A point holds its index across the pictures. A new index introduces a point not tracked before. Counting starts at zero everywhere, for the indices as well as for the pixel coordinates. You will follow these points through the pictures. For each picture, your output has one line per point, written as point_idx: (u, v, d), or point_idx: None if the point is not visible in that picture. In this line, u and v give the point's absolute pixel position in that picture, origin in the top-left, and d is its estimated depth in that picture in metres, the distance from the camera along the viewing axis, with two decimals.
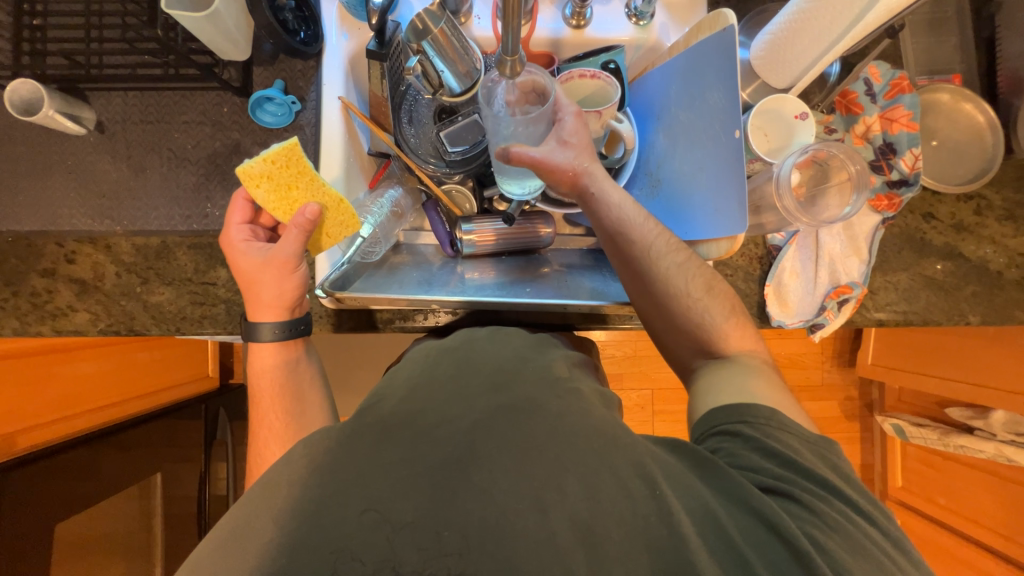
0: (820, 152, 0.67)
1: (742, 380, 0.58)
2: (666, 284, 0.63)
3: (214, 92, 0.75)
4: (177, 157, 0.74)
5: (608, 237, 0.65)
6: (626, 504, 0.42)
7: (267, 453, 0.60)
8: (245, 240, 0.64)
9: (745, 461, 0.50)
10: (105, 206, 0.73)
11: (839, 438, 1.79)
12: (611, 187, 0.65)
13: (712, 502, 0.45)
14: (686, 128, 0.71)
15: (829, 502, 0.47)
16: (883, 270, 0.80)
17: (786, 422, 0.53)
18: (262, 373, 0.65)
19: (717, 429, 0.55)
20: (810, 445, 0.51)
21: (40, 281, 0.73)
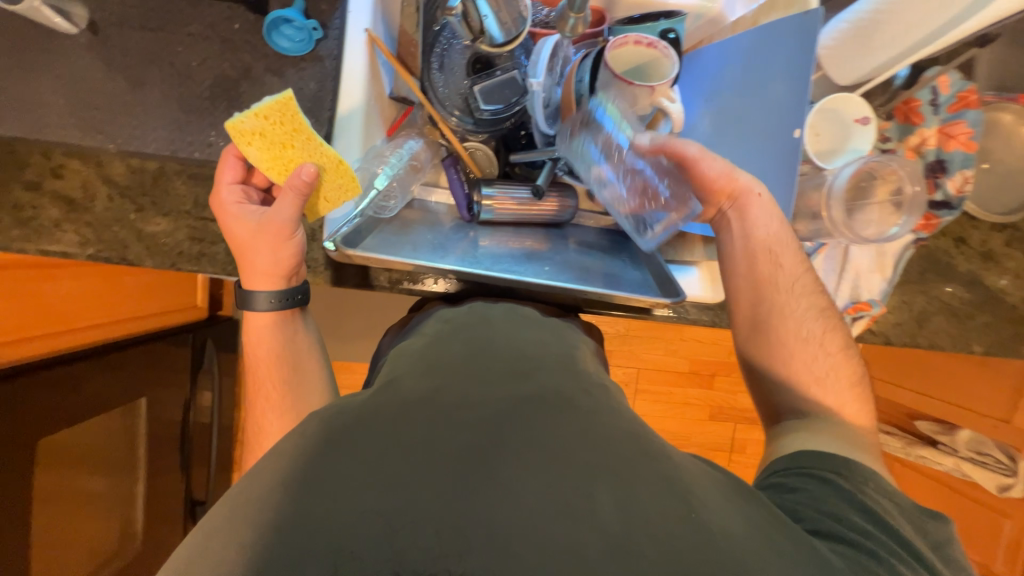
0: (876, 166, 0.63)
1: (837, 433, 0.54)
2: (794, 321, 0.60)
3: (225, 4, 0.66)
4: (180, 73, 0.67)
5: (749, 257, 0.62)
6: (668, 517, 0.37)
7: (263, 422, 0.59)
8: (237, 202, 0.60)
9: (829, 507, 0.46)
10: (97, 119, 0.66)
11: None
12: (769, 210, 0.60)
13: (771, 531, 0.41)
14: (738, 117, 0.66)
15: (894, 553, 0.42)
16: (902, 289, 0.79)
17: (879, 485, 0.49)
18: (257, 342, 0.63)
19: (803, 470, 0.51)
20: (906, 513, 0.47)
21: (22, 194, 0.67)
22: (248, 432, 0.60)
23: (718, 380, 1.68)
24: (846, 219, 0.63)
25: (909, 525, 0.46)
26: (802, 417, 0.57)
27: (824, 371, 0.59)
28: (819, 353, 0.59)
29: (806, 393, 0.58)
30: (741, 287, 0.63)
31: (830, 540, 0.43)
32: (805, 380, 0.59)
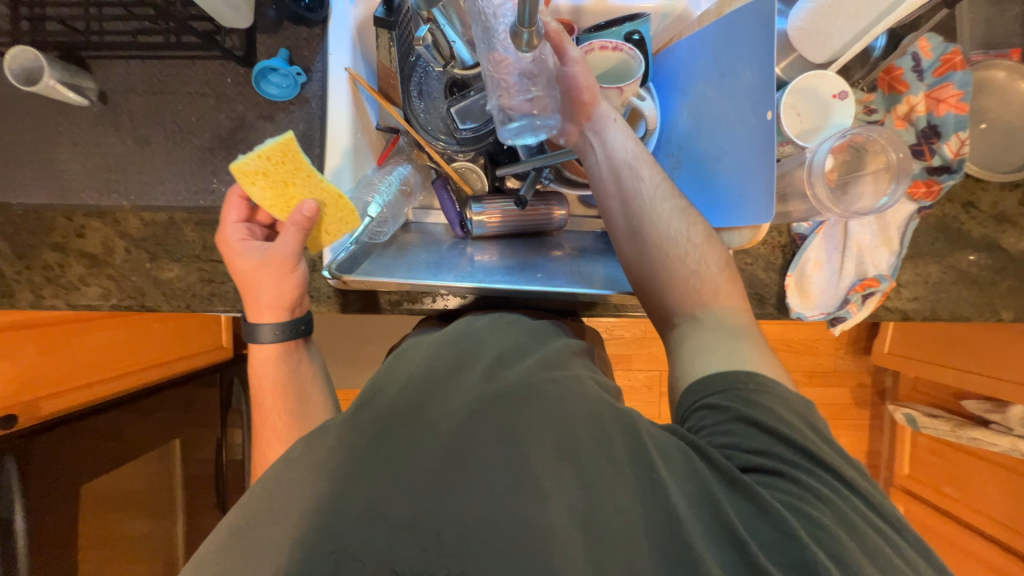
0: (859, 136, 0.62)
1: (719, 359, 0.55)
2: (665, 223, 0.61)
3: (217, 62, 0.72)
4: (182, 130, 0.72)
5: (614, 177, 0.63)
6: (623, 484, 0.43)
7: (270, 452, 0.61)
8: (242, 238, 0.64)
9: (734, 437, 0.49)
10: (112, 180, 0.72)
11: (847, 425, 1.78)
12: (623, 129, 0.63)
13: (691, 487, 0.45)
14: (712, 107, 0.66)
15: (818, 478, 0.46)
16: (914, 261, 0.76)
17: (769, 385, 0.52)
18: (261, 373, 0.65)
19: (699, 404, 0.53)
20: (801, 417, 0.50)
21: (51, 255, 0.73)
22: (257, 462, 0.62)
23: None
24: (831, 194, 0.62)
25: (800, 416, 0.51)
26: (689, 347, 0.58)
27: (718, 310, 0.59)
28: (697, 248, 0.60)
29: (689, 300, 0.60)
30: (614, 208, 0.64)
31: (760, 472, 0.47)
32: (693, 275, 0.60)
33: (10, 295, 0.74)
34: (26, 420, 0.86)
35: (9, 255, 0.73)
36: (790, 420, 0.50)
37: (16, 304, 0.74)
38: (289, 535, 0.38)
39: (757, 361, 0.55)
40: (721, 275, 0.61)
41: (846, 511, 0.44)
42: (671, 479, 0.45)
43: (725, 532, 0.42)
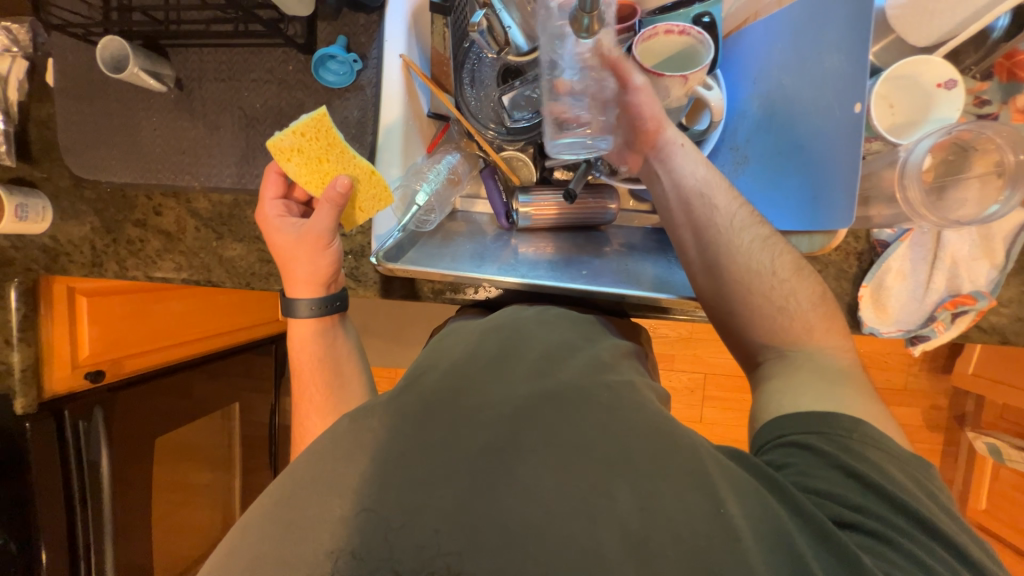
0: (967, 133, 0.54)
1: (802, 398, 0.51)
2: (744, 257, 0.56)
3: (280, 49, 0.74)
4: (247, 116, 0.75)
5: (684, 203, 0.58)
6: (687, 515, 0.41)
7: (309, 423, 0.65)
8: (279, 216, 0.66)
9: (821, 483, 0.45)
10: (185, 162, 0.77)
11: (916, 448, 1.63)
12: (692, 154, 0.59)
13: (773, 531, 0.41)
14: (788, 97, 0.60)
15: (922, 545, 0.41)
16: (1021, 277, 0.66)
17: (874, 437, 0.47)
18: (298, 347, 0.68)
19: (784, 440, 0.50)
20: (905, 470, 0.46)
21: (133, 230, 0.81)
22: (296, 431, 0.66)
23: None
24: (927, 198, 0.54)
25: (908, 474, 0.46)
26: (771, 378, 0.55)
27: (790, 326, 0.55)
28: (781, 283, 0.56)
29: (772, 332, 0.56)
30: (686, 238, 0.60)
31: (856, 531, 0.42)
32: (772, 312, 0.56)
33: (100, 265, 0.82)
34: (112, 376, 0.98)
35: (100, 228, 0.81)
36: (896, 478, 0.45)
37: (104, 273, 0.83)
38: (329, 509, 0.40)
39: (853, 404, 0.50)
40: (814, 311, 0.56)
41: None
42: (745, 517, 0.41)
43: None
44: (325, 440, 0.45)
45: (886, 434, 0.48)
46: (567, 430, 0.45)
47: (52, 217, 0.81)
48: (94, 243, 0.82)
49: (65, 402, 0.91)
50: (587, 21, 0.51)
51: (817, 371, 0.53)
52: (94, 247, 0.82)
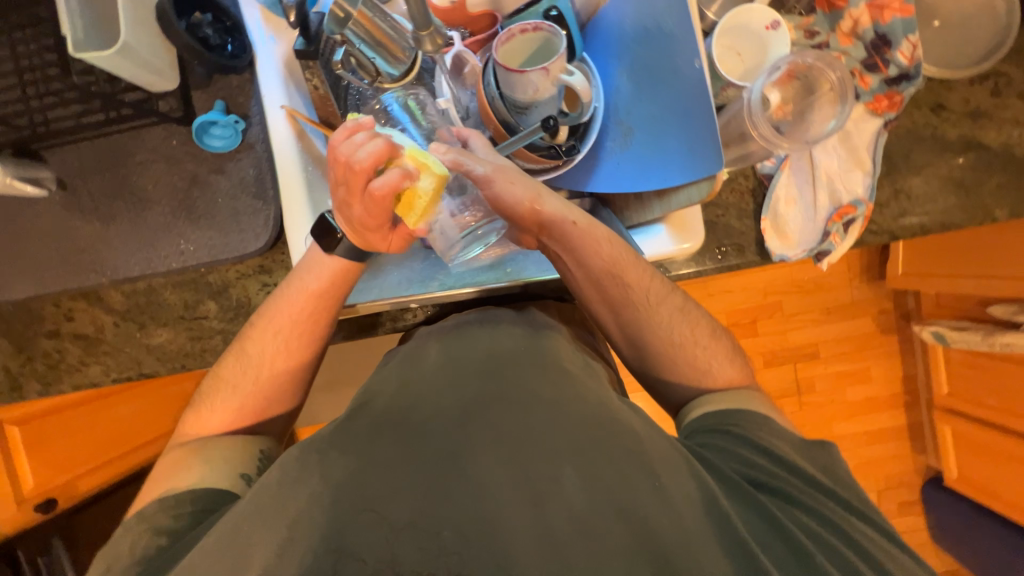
0: (796, 63, 0.60)
1: (718, 395, 0.59)
2: (653, 311, 0.62)
3: (158, 125, 0.73)
4: (142, 199, 0.74)
5: (591, 275, 0.61)
6: (626, 489, 0.43)
7: (213, 421, 0.60)
8: (342, 198, 0.55)
9: (742, 457, 0.51)
10: (87, 260, 0.74)
11: (878, 354, 1.75)
12: (585, 231, 0.60)
13: (704, 495, 0.45)
14: (648, 64, 0.67)
15: (820, 501, 0.48)
16: (892, 177, 0.73)
17: (775, 428, 0.55)
18: (316, 276, 0.62)
19: (711, 429, 0.56)
20: (805, 452, 0.52)
21: (48, 343, 0.77)
22: (237, 342, 0.63)
23: (760, 325, 1.69)
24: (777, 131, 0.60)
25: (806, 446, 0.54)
26: (701, 395, 0.60)
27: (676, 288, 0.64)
28: (687, 315, 0.63)
29: (673, 299, 0.63)
30: (599, 309, 0.63)
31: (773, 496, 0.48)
32: (679, 311, 0.63)
33: (18, 388, 0.77)
34: (66, 500, 0.99)
35: (10, 350, 0.77)
36: (793, 447, 0.53)
37: (24, 396, 0.78)
38: (284, 546, 0.40)
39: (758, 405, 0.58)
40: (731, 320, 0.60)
41: (852, 534, 0.45)
42: (683, 489, 0.44)
43: (739, 544, 0.42)
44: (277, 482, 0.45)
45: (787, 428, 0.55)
46: (506, 415, 0.47)
47: None
48: (8, 366, 0.77)
49: None
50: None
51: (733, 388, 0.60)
52: (9, 371, 0.77)
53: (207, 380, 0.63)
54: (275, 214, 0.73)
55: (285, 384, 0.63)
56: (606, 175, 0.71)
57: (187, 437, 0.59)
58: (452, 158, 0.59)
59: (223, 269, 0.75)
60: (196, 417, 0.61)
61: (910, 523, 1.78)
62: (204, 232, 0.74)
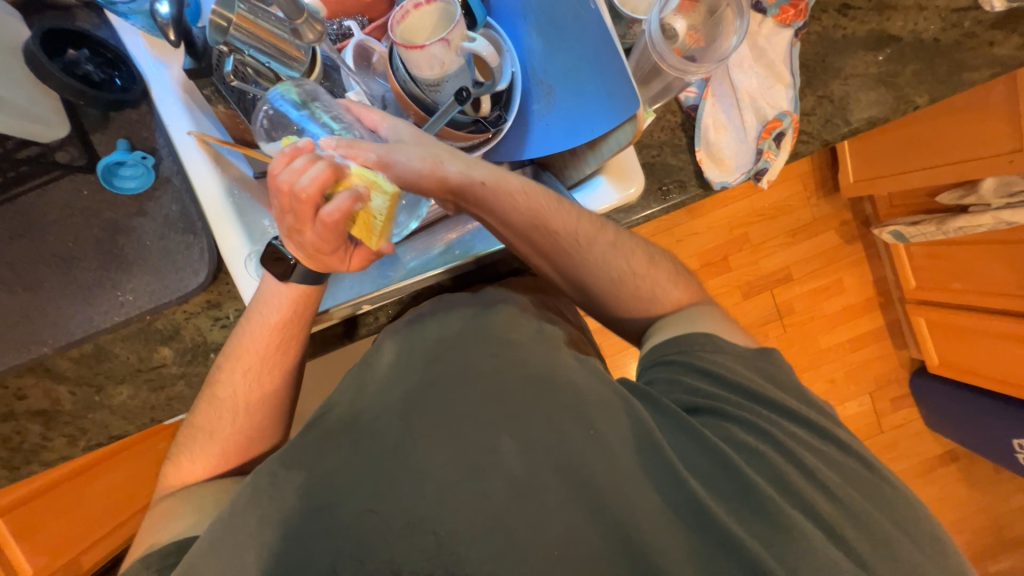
0: None
1: (665, 320, 0.60)
2: (586, 251, 0.61)
3: (65, 178, 0.68)
4: (64, 259, 0.70)
5: (516, 231, 0.60)
6: (561, 444, 0.48)
7: (189, 471, 0.58)
8: (292, 228, 0.51)
9: (682, 384, 0.54)
10: (22, 333, 0.70)
11: (846, 264, 1.80)
12: (500, 187, 0.58)
13: (638, 436, 0.49)
14: (553, 16, 0.66)
15: (754, 413, 0.51)
16: (812, 85, 0.73)
17: (719, 344, 0.56)
18: (276, 309, 0.60)
19: (659, 359, 0.58)
20: (746, 362, 0.55)
21: (4, 427, 0.73)
22: (208, 391, 0.60)
23: (732, 259, 1.72)
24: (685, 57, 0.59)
25: (750, 363, 0.55)
26: (656, 320, 0.62)
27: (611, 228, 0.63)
28: (623, 248, 0.62)
29: (601, 234, 0.62)
30: (535, 259, 0.63)
31: (710, 416, 0.51)
32: (614, 247, 0.62)
33: None
34: None
35: None
36: (736, 367, 0.54)
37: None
38: None
39: (703, 322, 0.59)
40: None
41: (780, 437, 0.49)
42: (620, 432, 0.49)
43: (668, 474, 0.47)
44: (255, 506, 0.46)
45: (730, 340, 0.57)
46: (458, 397, 0.51)
47: None
48: None
49: None
50: (305, 29, 0.57)
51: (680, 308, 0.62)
52: None
53: (180, 434, 0.61)
54: (209, 245, 0.70)
55: (266, 418, 0.61)
56: (540, 136, 0.70)
57: (168, 489, 0.57)
58: (344, 150, 0.52)
59: (169, 312, 0.72)
60: (176, 470, 0.59)
61: (905, 416, 1.86)
62: (140, 279, 0.71)
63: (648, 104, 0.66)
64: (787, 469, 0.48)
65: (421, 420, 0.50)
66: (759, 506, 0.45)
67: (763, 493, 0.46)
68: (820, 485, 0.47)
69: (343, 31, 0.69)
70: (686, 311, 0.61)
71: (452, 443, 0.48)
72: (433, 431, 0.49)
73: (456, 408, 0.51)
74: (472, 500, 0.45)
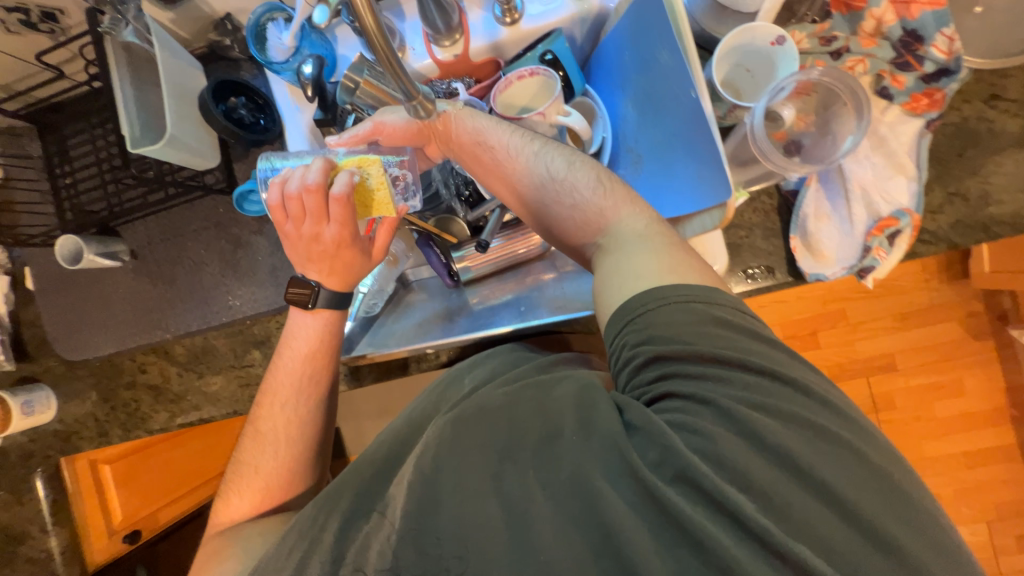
0: (803, 80, 0.57)
1: (616, 265, 0.52)
2: (568, 199, 0.58)
3: (208, 197, 0.82)
4: (196, 263, 0.82)
5: (490, 172, 0.63)
6: (550, 476, 0.44)
7: (235, 501, 0.62)
8: (315, 232, 0.59)
9: (648, 373, 0.46)
10: (156, 319, 0.83)
11: (969, 363, 1.53)
12: (465, 121, 0.63)
13: (607, 450, 0.43)
14: (650, 92, 0.65)
15: (747, 410, 0.42)
16: (942, 179, 0.65)
17: (663, 294, 0.47)
18: (304, 340, 0.66)
19: (610, 338, 0.50)
20: (697, 314, 0.46)
21: (126, 393, 0.87)
22: (251, 426, 0.66)
23: (822, 336, 1.55)
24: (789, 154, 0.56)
25: (697, 315, 0.46)
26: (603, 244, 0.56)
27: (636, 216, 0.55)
28: (546, 156, 0.60)
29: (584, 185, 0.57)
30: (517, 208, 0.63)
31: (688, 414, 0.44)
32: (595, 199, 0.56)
33: (106, 433, 0.89)
34: (150, 531, 1.13)
35: (99, 400, 0.88)
36: (682, 336, 0.46)
37: (111, 440, 0.89)
38: None
39: (649, 260, 0.51)
40: None
41: (785, 446, 0.41)
42: (586, 444, 0.44)
43: (650, 497, 0.41)
44: (308, 526, 0.50)
45: (683, 284, 0.48)
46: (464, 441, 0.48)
47: (56, 403, 0.88)
48: (97, 415, 0.88)
49: None
50: (419, 107, 0.54)
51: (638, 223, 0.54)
52: (97, 419, 0.88)
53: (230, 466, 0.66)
54: None
55: (302, 451, 0.64)
56: None
57: (220, 526, 0.61)
58: (346, 139, 0.64)
59: (265, 320, 0.82)
60: (226, 506, 0.63)
61: None
62: (249, 289, 0.81)
63: (742, 185, 0.64)
64: (791, 491, 0.40)
65: None
66: (759, 538, 0.38)
67: (731, 494, 0.39)
68: (846, 518, 0.39)
69: (450, 89, 0.73)
70: (627, 231, 0.54)
71: None
72: None
73: None
74: (475, 523, 0.43)
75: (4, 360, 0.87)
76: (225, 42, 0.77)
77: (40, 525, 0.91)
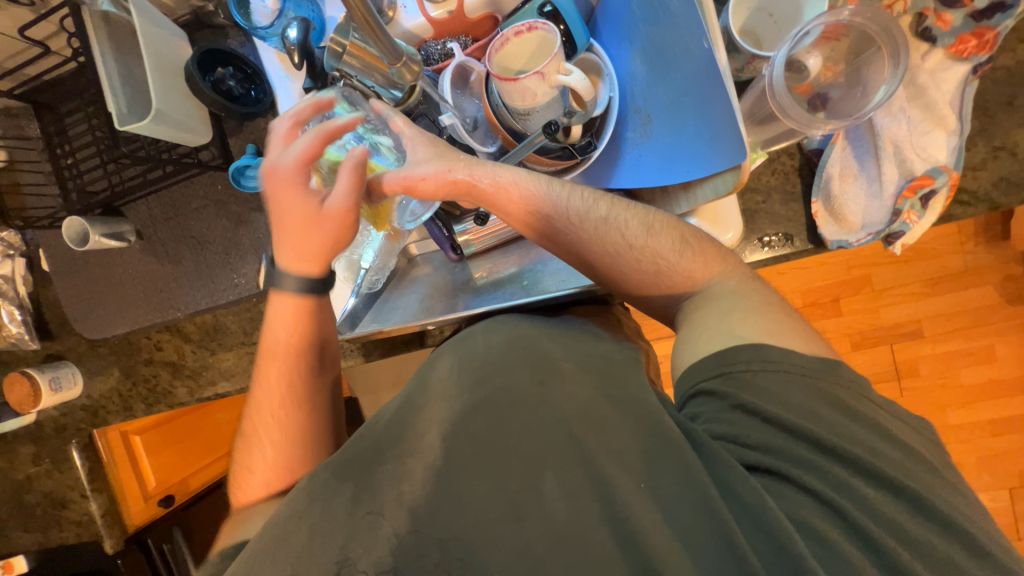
0: (832, 25, 0.51)
1: (703, 334, 0.54)
2: (640, 265, 0.58)
3: (206, 175, 0.81)
4: (199, 241, 0.82)
5: (545, 236, 0.61)
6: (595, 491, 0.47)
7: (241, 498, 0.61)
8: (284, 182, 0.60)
9: (735, 432, 0.49)
10: (165, 297, 0.84)
11: (1002, 330, 1.46)
12: (511, 181, 0.60)
13: (697, 496, 0.46)
14: (660, 45, 0.61)
15: (828, 477, 0.45)
16: (987, 133, 0.59)
17: (767, 358, 0.49)
18: (286, 322, 0.65)
19: (695, 391, 0.53)
20: (801, 386, 0.48)
21: (145, 369, 0.90)
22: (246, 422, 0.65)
23: (844, 302, 1.49)
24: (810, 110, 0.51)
25: (808, 391, 0.48)
26: (694, 300, 0.58)
27: (684, 269, 0.58)
28: (621, 219, 0.59)
29: (656, 250, 0.58)
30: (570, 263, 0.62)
31: (773, 479, 0.47)
32: (669, 268, 0.58)
33: (130, 407, 0.92)
34: (182, 496, 1.21)
35: (121, 376, 0.91)
36: (791, 407, 0.48)
37: (135, 414, 0.92)
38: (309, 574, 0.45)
39: (744, 326, 0.52)
40: (779, 330, 0.52)
41: (854, 516, 0.44)
42: (661, 486, 0.47)
43: (727, 549, 0.43)
44: None
45: (784, 353, 0.50)
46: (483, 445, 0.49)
47: (81, 379, 0.92)
48: (120, 389, 0.92)
49: (146, 532, 1.08)
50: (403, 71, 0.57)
51: (716, 290, 0.57)
52: (121, 394, 0.92)
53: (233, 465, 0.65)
54: None
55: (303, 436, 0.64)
56: (630, 169, 0.64)
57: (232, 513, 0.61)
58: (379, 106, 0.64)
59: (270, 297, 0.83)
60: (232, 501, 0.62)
61: None
62: (252, 266, 0.81)
63: (759, 147, 0.60)
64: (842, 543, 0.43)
65: (470, 447, 0.50)
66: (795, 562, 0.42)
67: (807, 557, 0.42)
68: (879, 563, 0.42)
69: (446, 51, 0.69)
70: (721, 297, 0.56)
71: (493, 477, 0.49)
72: (477, 461, 0.50)
73: (501, 441, 0.51)
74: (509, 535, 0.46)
75: (30, 339, 0.90)
76: (209, 9, 0.74)
77: (79, 491, 0.95)
